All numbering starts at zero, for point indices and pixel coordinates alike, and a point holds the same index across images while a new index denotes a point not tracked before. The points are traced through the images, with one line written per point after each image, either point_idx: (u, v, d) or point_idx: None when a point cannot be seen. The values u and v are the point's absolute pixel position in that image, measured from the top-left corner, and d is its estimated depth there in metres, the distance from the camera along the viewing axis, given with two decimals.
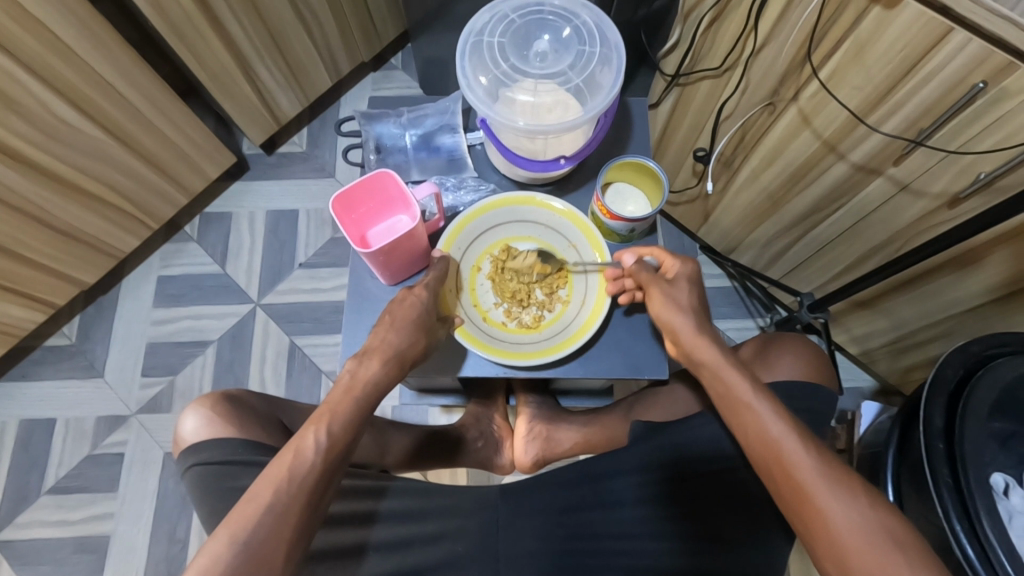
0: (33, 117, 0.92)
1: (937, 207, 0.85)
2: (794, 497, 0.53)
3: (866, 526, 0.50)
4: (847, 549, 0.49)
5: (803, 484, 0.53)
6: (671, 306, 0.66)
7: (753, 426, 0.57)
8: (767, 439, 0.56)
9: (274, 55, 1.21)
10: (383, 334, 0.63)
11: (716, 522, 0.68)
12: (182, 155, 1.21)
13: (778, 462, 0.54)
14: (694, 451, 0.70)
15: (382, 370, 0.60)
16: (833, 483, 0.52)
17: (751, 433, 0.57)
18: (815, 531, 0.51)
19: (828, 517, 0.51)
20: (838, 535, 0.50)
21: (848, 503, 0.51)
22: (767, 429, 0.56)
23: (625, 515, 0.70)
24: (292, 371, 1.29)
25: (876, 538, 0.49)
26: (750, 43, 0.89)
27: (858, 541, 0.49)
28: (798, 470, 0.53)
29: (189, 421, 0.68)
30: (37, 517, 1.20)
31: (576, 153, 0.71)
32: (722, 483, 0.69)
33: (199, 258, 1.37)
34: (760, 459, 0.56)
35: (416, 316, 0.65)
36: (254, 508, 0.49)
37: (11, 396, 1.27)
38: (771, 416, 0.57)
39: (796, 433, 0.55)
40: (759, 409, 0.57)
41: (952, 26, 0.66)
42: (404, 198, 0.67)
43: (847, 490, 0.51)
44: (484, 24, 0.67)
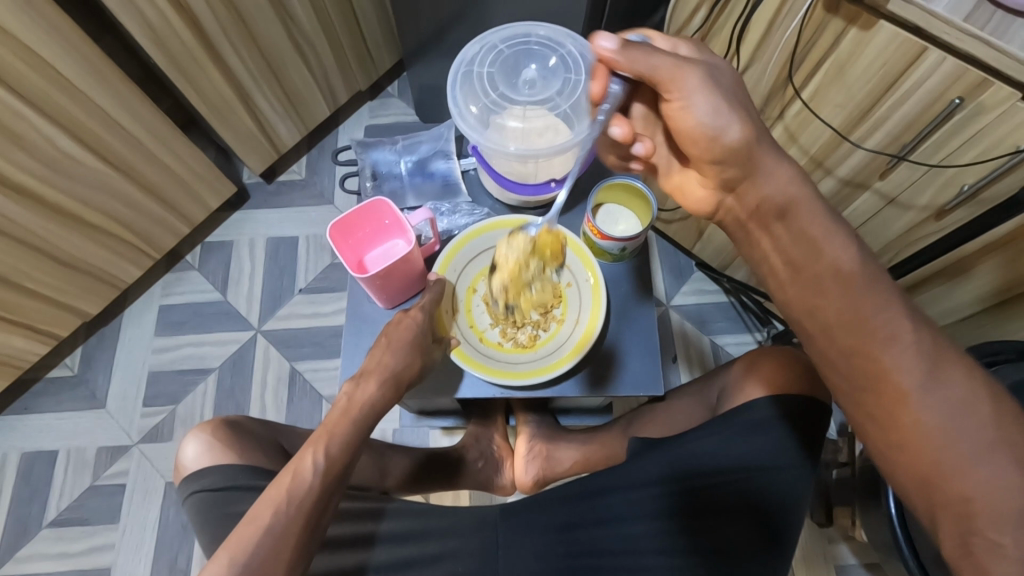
0: (38, 152, 0.95)
1: (924, 218, 0.87)
2: (889, 408, 0.50)
3: (972, 438, 0.48)
4: (944, 461, 0.48)
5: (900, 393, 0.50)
6: (716, 114, 0.54)
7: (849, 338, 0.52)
8: (873, 339, 0.51)
9: (273, 86, 1.24)
10: (380, 356, 0.63)
11: (721, 534, 0.68)
12: (183, 185, 1.23)
13: (880, 372, 0.51)
14: (697, 462, 0.71)
15: (378, 392, 0.61)
16: (933, 382, 0.49)
17: (852, 334, 0.52)
18: (908, 443, 0.50)
19: (927, 429, 0.49)
20: (940, 450, 0.48)
21: (956, 415, 0.48)
22: (876, 328, 0.51)
23: (629, 531, 0.70)
24: (293, 397, 1.29)
25: (982, 453, 0.47)
26: (735, 65, 0.91)
27: (960, 455, 0.48)
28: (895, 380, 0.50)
29: (190, 448, 0.68)
30: (38, 549, 1.19)
31: (565, 175, 0.73)
32: (723, 495, 0.69)
33: (200, 286, 1.39)
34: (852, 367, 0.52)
35: (411, 337, 0.66)
36: (253, 531, 0.50)
37: (13, 429, 1.28)
38: (887, 311, 0.51)
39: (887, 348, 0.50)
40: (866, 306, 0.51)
41: (926, 46, 0.69)
42: (400, 223, 0.69)
43: (960, 399, 0.48)
44: (473, 54, 0.70)
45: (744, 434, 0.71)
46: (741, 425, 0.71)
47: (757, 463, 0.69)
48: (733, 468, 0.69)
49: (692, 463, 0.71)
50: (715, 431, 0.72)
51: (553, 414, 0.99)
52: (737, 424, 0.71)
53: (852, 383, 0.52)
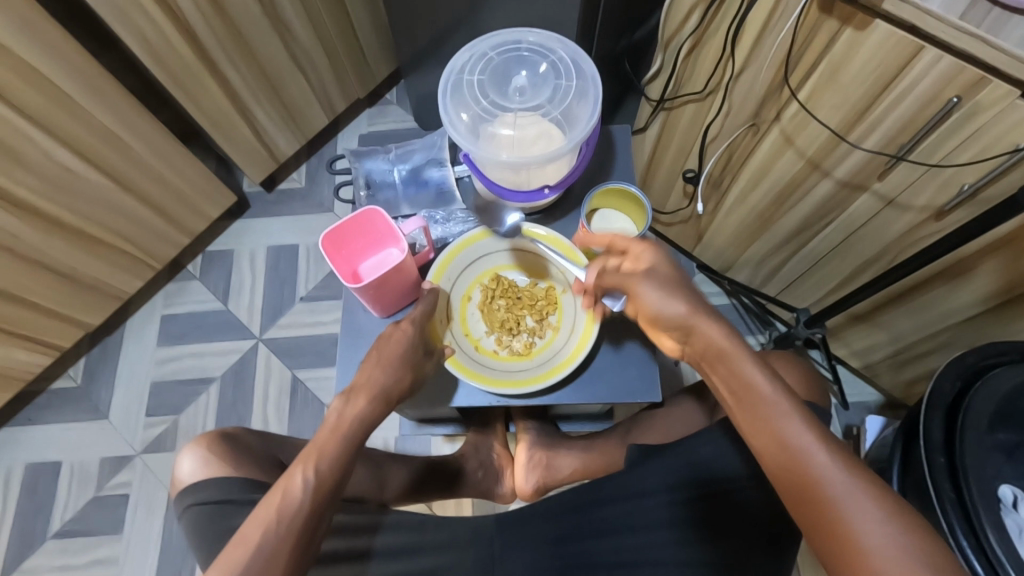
0: (38, 169, 0.96)
1: (923, 219, 0.86)
2: (803, 481, 0.49)
3: (891, 540, 0.45)
4: (868, 558, 0.45)
5: (844, 497, 0.48)
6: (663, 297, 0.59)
7: (771, 423, 0.52)
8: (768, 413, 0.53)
9: (270, 97, 1.25)
10: (370, 371, 0.64)
11: (733, 546, 0.66)
12: (182, 198, 1.23)
13: (813, 485, 0.49)
14: (693, 472, 0.71)
15: (369, 408, 0.61)
16: (873, 505, 0.47)
17: (771, 442, 0.52)
18: (831, 531, 0.47)
19: (851, 520, 0.47)
20: (870, 561, 0.45)
21: (877, 521, 0.46)
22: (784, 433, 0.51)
23: (640, 541, 0.68)
24: (295, 407, 1.29)
25: (898, 560, 0.44)
26: (729, 68, 0.90)
27: (891, 552, 0.45)
28: (822, 487, 0.48)
29: (187, 461, 0.68)
30: (43, 563, 1.20)
31: (560, 181, 0.72)
32: (725, 504, 0.68)
33: (201, 296, 1.39)
34: (776, 473, 0.51)
35: (402, 353, 0.66)
36: (242, 551, 0.50)
37: (17, 442, 1.28)
38: (799, 428, 0.51)
39: (825, 446, 0.50)
40: (784, 419, 0.52)
41: (922, 45, 0.68)
42: (393, 232, 0.68)
43: (874, 495, 0.47)
44: (462, 63, 0.70)
45: (731, 450, 0.70)
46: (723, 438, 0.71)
47: (743, 478, 0.69)
48: (724, 479, 0.69)
49: (686, 474, 0.71)
50: (702, 444, 0.72)
51: (553, 421, 0.99)
52: (726, 440, 0.71)
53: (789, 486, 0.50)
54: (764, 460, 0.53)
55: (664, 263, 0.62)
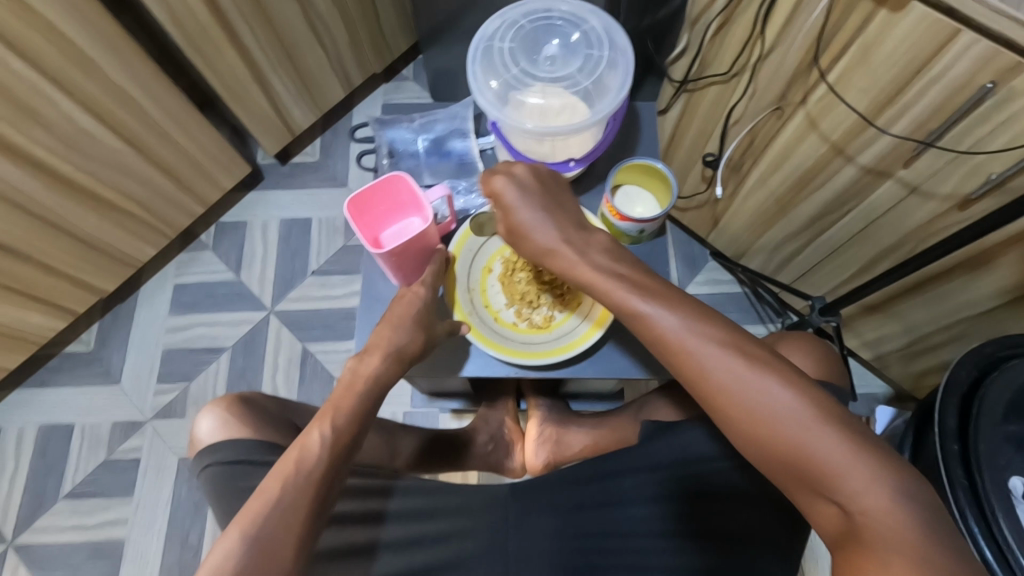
0: (56, 129, 0.95)
1: (947, 208, 0.85)
2: (698, 377, 0.50)
3: (791, 408, 0.48)
4: (774, 432, 0.48)
5: (736, 375, 0.49)
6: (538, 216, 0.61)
7: (656, 327, 0.52)
8: (651, 319, 0.53)
9: (288, 66, 1.24)
10: (384, 332, 0.64)
11: (745, 517, 0.67)
12: (197, 165, 1.23)
13: (706, 377, 0.50)
14: (681, 455, 0.71)
15: (382, 366, 0.62)
16: (763, 375, 0.49)
17: (660, 346, 0.52)
18: (735, 417, 0.49)
19: (752, 401, 0.48)
20: (769, 429, 0.48)
21: (776, 395, 0.48)
22: (670, 332, 0.52)
23: (627, 514, 0.70)
24: (304, 378, 1.30)
25: (797, 422, 0.47)
26: (758, 48, 0.89)
27: (790, 420, 0.47)
28: (715, 375, 0.50)
29: (206, 422, 0.69)
30: (53, 522, 1.21)
31: (585, 155, 0.72)
32: (710, 484, 0.69)
33: (214, 266, 1.40)
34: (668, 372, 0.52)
35: (413, 314, 0.67)
36: (262, 504, 0.51)
37: (30, 403, 1.30)
38: (683, 327, 0.51)
39: (710, 331, 0.51)
40: (667, 319, 0.52)
41: (958, 28, 0.67)
42: (417, 201, 0.69)
43: (766, 371, 0.49)
44: (493, 30, 0.69)
45: (709, 436, 0.71)
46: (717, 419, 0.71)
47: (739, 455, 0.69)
48: (708, 460, 0.70)
49: (677, 456, 0.71)
50: (687, 428, 0.72)
51: (564, 399, 1.00)
52: (702, 428, 0.71)
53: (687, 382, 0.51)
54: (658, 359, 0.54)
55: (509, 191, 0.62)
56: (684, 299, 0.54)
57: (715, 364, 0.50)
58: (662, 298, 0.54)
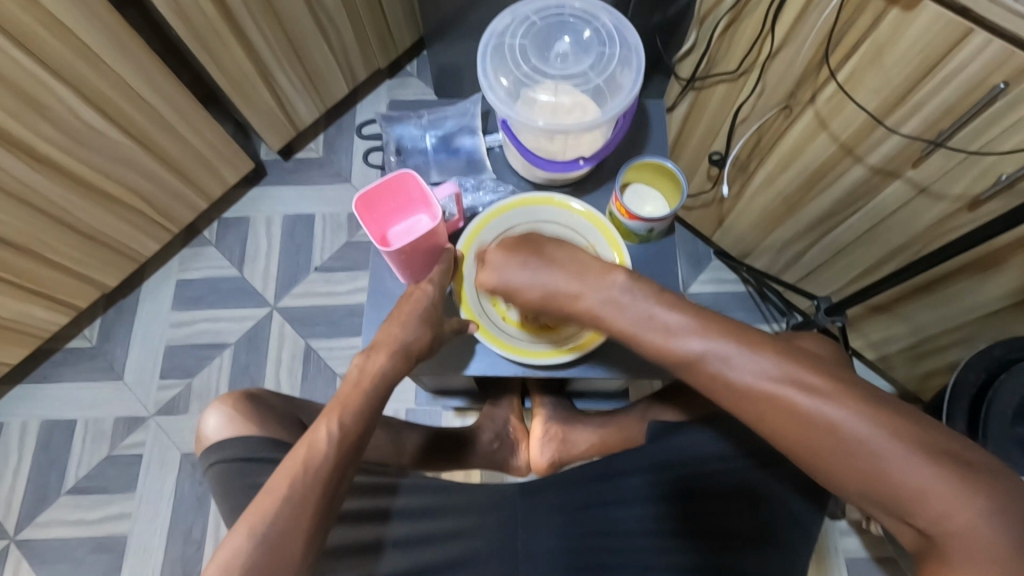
0: (60, 123, 0.95)
1: (956, 209, 0.84)
2: (755, 407, 0.50)
3: (858, 429, 0.46)
4: (839, 455, 0.47)
5: (787, 403, 0.49)
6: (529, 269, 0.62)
7: (701, 367, 0.53)
8: (698, 354, 0.53)
9: (293, 62, 1.23)
10: (391, 329, 0.64)
11: (749, 518, 0.67)
12: (200, 160, 1.22)
13: (762, 413, 0.50)
14: (682, 455, 0.72)
15: (389, 362, 0.61)
16: (822, 402, 0.48)
17: (713, 380, 0.52)
18: (797, 443, 0.48)
19: (815, 424, 0.47)
20: (835, 452, 0.47)
21: (839, 415, 0.47)
22: (719, 365, 0.52)
23: (627, 513, 0.70)
24: (308, 375, 1.30)
25: (863, 441, 0.46)
26: (767, 46, 0.88)
27: (856, 441, 0.46)
28: (773, 412, 0.49)
29: (212, 419, 0.69)
30: (55, 517, 1.21)
31: (595, 153, 0.72)
32: (710, 484, 0.69)
33: (217, 262, 1.40)
34: (722, 405, 0.53)
35: (421, 311, 0.66)
36: (270, 501, 0.50)
37: (32, 397, 1.30)
38: (733, 355, 0.51)
39: (757, 363, 0.51)
40: (716, 352, 0.52)
41: (971, 28, 0.66)
42: (425, 199, 0.68)
43: (825, 392, 0.48)
44: (504, 26, 0.68)
45: (715, 437, 0.72)
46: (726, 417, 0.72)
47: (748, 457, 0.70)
48: (710, 460, 0.70)
49: (677, 456, 0.72)
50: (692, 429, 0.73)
51: (569, 398, 1.00)
52: (707, 430, 0.72)
53: (745, 414, 0.51)
54: (709, 393, 0.54)
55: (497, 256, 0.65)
56: (727, 329, 0.53)
57: (770, 399, 0.49)
58: (704, 332, 0.53)
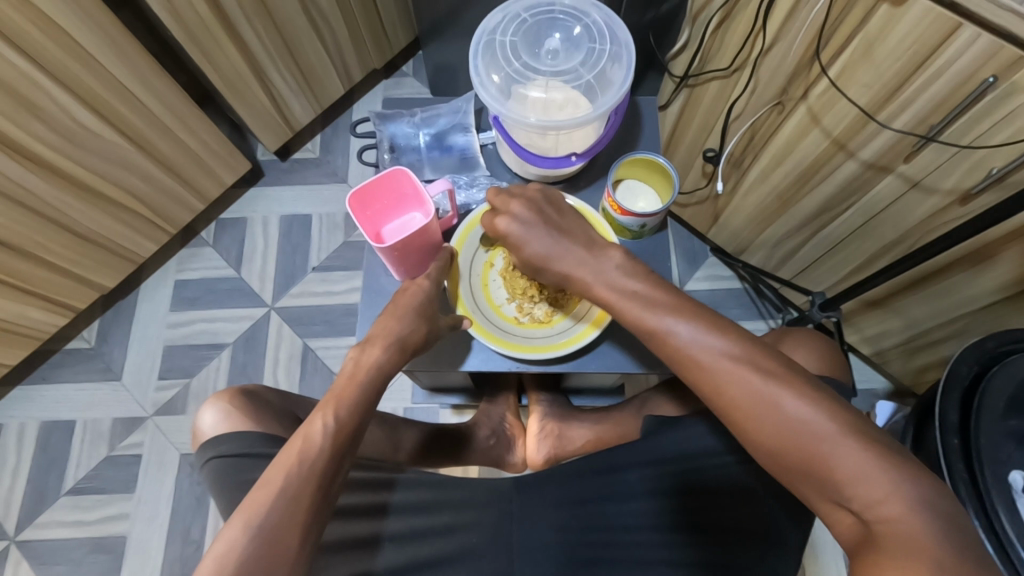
0: (56, 125, 0.95)
1: (949, 203, 0.85)
2: (714, 384, 0.51)
3: (809, 415, 0.47)
4: (790, 437, 0.48)
5: (746, 383, 0.49)
6: (531, 240, 0.63)
7: (667, 339, 0.53)
8: (668, 331, 0.53)
9: (288, 61, 1.23)
10: (387, 322, 0.64)
11: (751, 513, 0.66)
12: (197, 160, 1.23)
13: (721, 389, 0.50)
14: (684, 449, 0.72)
15: (384, 355, 0.62)
16: (776, 387, 0.49)
17: (677, 356, 0.52)
18: (753, 422, 0.49)
19: (769, 406, 0.48)
20: (787, 433, 0.48)
21: (795, 401, 0.48)
22: (687, 341, 0.52)
23: (627, 507, 0.70)
24: (305, 374, 1.30)
25: (813, 427, 0.47)
26: (759, 42, 0.89)
27: (806, 426, 0.47)
28: (732, 390, 0.50)
29: (208, 416, 0.69)
30: (54, 518, 1.21)
31: (587, 149, 0.72)
32: (712, 479, 0.69)
33: (215, 263, 1.40)
34: (684, 380, 0.53)
35: (417, 304, 0.67)
36: (265, 494, 0.51)
37: (31, 399, 1.30)
38: (699, 335, 0.52)
39: (722, 346, 0.51)
40: (683, 330, 0.52)
41: (960, 22, 0.67)
42: (419, 195, 0.69)
43: (780, 378, 0.49)
44: (495, 24, 0.69)
45: (716, 428, 0.71)
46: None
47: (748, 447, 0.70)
48: (715, 455, 0.70)
49: (678, 449, 0.72)
50: (691, 422, 0.73)
51: (565, 394, 1.01)
52: (707, 421, 0.72)
53: (704, 391, 0.52)
54: (673, 369, 0.54)
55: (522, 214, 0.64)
56: (696, 311, 0.54)
57: (730, 376, 0.50)
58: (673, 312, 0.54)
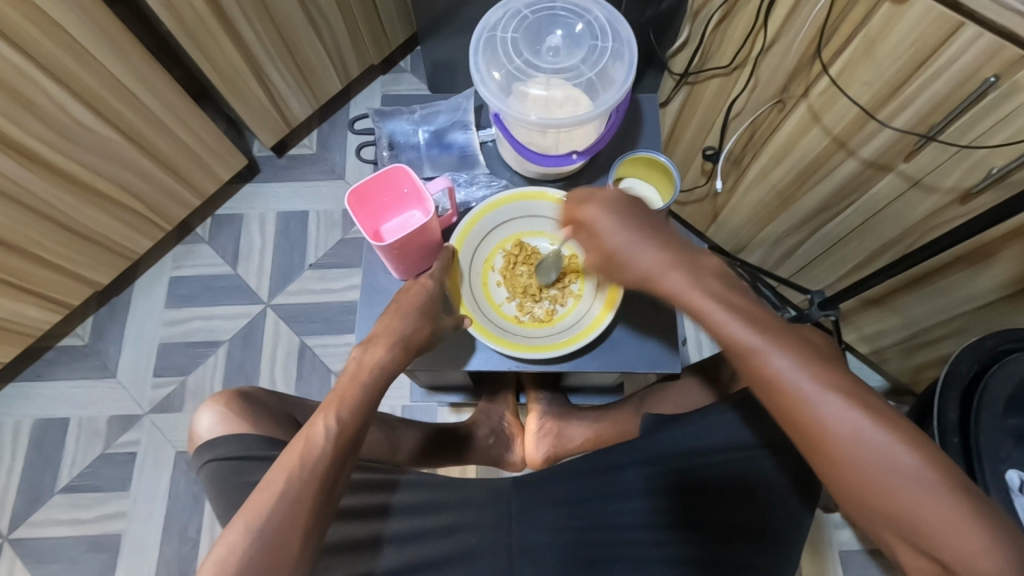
0: (51, 120, 0.94)
1: (949, 202, 0.85)
2: (790, 408, 0.48)
3: (893, 455, 0.44)
4: (868, 478, 0.45)
5: (828, 413, 0.46)
6: (631, 236, 0.57)
7: (755, 360, 0.49)
8: (752, 351, 0.49)
9: (285, 57, 1.22)
10: (390, 322, 0.64)
11: (745, 513, 0.67)
12: (193, 157, 1.22)
13: (804, 415, 0.47)
14: (682, 446, 0.72)
15: (387, 354, 0.62)
16: (868, 422, 0.45)
17: (757, 377, 0.49)
18: (828, 454, 0.46)
19: (850, 443, 0.45)
20: (863, 469, 0.45)
21: (879, 439, 0.45)
22: (771, 365, 0.49)
23: (627, 506, 0.70)
24: (303, 371, 1.29)
25: (897, 470, 0.44)
26: (760, 40, 0.88)
27: (886, 468, 0.44)
28: (815, 418, 0.47)
29: (205, 417, 0.69)
30: (49, 516, 1.21)
31: (588, 147, 0.71)
32: (712, 477, 0.69)
33: (211, 259, 1.39)
34: (763, 402, 0.50)
35: (420, 304, 0.67)
36: (267, 496, 0.50)
37: (25, 396, 1.29)
38: (782, 358, 0.48)
39: (814, 372, 0.48)
40: (767, 351, 0.49)
41: (963, 20, 0.66)
42: (418, 194, 0.68)
43: (867, 413, 0.46)
44: (496, 20, 0.68)
45: (719, 423, 0.72)
46: (723, 410, 0.73)
47: (751, 446, 0.70)
48: (712, 450, 0.71)
49: (679, 448, 0.72)
50: (695, 420, 0.73)
51: (564, 393, 1.00)
52: (712, 416, 0.73)
53: (781, 415, 0.49)
54: (750, 387, 0.51)
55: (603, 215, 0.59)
56: (782, 333, 0.50)
57: (812, 405, 0.47)
58: (769, 331, 0.50)
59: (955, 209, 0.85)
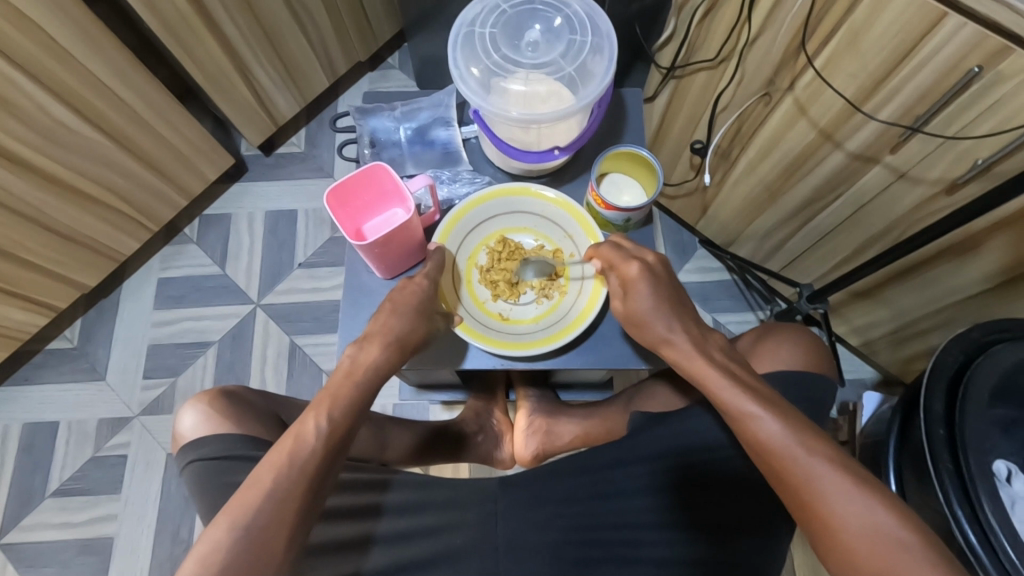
0: (32, 122, 0.93)
1: (935, 193, 0.84)
2: (776, 466, 0.54)
3: (875, 523, 0.49)
4: (852, 542, 0.49)
5: (817, 476, 0.52)
6: (655, 309, 0.65)
7: (749, 422, 0.56)
8: (744, 411, 0.56)
9: (270, 54, 1.21)
10: (384, 320, 0.64)
11: (736, 509, 0.67)
12: (179, 156, 1.20)
13: (795, 476, 0.52)
14: (678, 442, 0.71)
15: (381, 354, 0.61)
16: (847, 489, 0.50)
17: (750, 436, 0.56)
18: (814, 513, 0.51)
19: (834, 505, 0.50)
20: (846, 532, 0.49)
21: (865, 506, 0.49)
22: (763, 428, 0.55)
23: (621, 503, 0.70)
24: (293, 371, 1.29)
25: (880, 535, 0.48)
26: (745, 33, 0.88)
27: (868, 534, 0.49)
28: (801, 476, 0.52)
29: (188, 418, 0.68)
30: (40, 520, 1.20)
31: (569, 143, 0.71)
32: (706, 474, 0.69)
33: (200, 260, 1.38)
34: (756, 461, 0.56)
35: (416, 303, 0.66)
36: (255, 495, 0.50)
37: (13, 400, 1.28)
38: (772, 423, 0.55)
39: (799, 437, 0.54)
40: (760, 415, 0.56)
41: (946, 11, 0.66)
42: (400, 191, 0.67)
43: (855, 484, 0.51)
44: (474, 15, 0.67)
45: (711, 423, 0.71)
46: (707, 409, 0.71)
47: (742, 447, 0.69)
48: (708, 448, 0.70)
49: (671, 444, 0.71)
50: (688, 416, 0.72)
51: (553, 389, 1.00)
52: (699, 415, 0.71)
53: (771, 474, 0.54)
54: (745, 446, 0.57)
55: (642, 280, 0.65)
56: (776, 403, 0.57)
57: (802, 467, 0.52)
58: (759, 398, 0.57)
59: (940, 201, 0.85)
